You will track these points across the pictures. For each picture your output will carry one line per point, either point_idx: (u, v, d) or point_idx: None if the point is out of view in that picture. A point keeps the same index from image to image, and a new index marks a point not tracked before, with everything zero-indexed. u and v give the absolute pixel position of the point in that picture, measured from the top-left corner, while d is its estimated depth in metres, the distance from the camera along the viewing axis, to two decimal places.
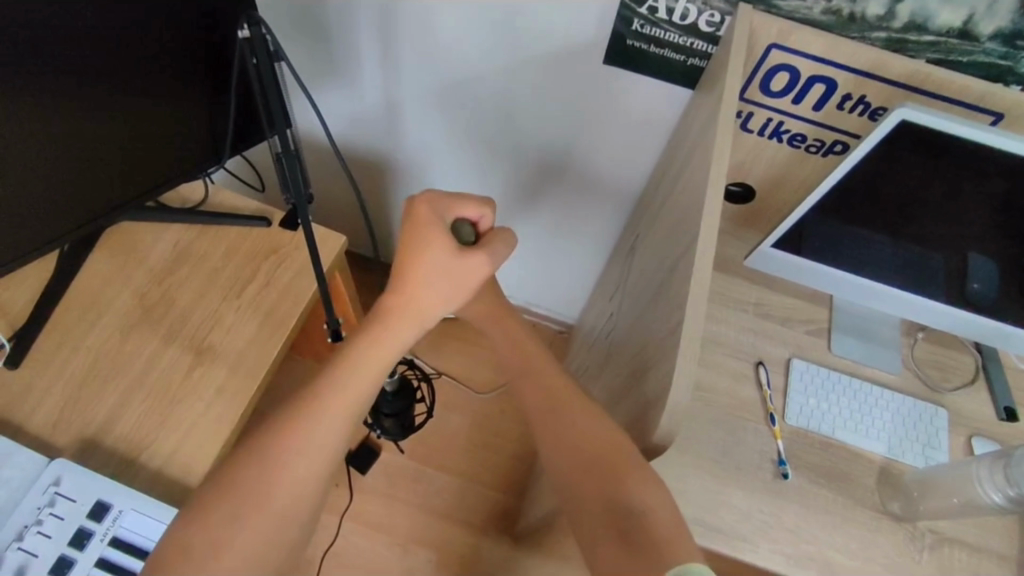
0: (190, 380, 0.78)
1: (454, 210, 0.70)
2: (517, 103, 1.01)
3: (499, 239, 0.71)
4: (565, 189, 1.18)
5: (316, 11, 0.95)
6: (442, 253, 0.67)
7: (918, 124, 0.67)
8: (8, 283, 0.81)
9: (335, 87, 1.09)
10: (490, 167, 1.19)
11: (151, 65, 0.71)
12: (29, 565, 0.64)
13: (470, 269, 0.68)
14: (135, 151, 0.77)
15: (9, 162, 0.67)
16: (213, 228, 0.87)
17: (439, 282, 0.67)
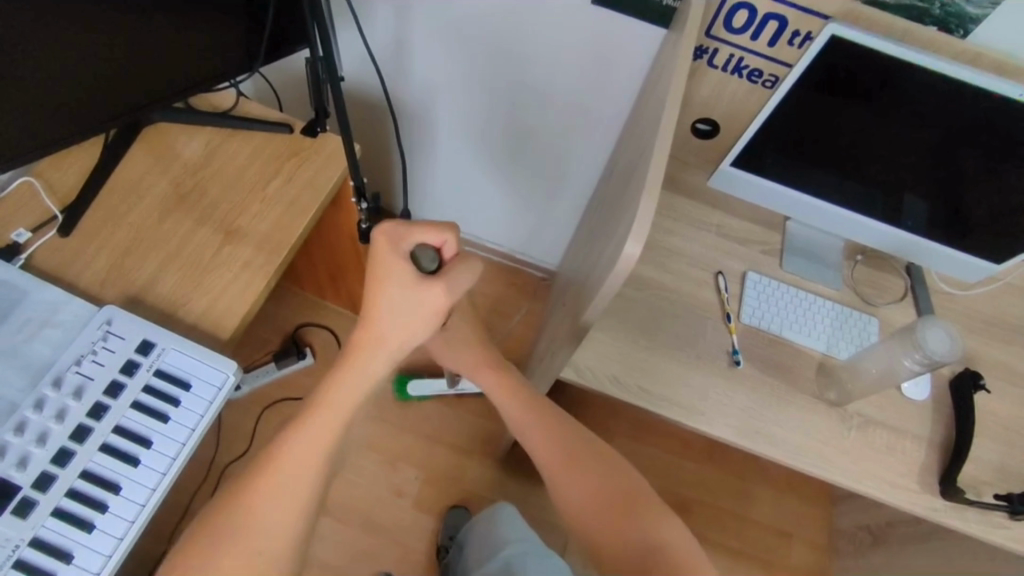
0: (220, 255, 0.87)
1: (415, 236, 0.71)
2: (514, 42, 1.12)
3: (459, 269, 0.71)
4: (551, 134, 1.30)
5: None
6: (396, 285, 0.70)
7: (846, 39, 0.80)
8: (58, 165, 0.91)
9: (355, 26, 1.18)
10: (481, 116, 1.31)
11: None
12: (86, 385, 0.73)
13: (422, 296, 0.70)
14: (168, 56, 0.86)
15: (55, 55, 0.76)
16: (241, 132, 0.97)
17: (395, 311, 0.71)
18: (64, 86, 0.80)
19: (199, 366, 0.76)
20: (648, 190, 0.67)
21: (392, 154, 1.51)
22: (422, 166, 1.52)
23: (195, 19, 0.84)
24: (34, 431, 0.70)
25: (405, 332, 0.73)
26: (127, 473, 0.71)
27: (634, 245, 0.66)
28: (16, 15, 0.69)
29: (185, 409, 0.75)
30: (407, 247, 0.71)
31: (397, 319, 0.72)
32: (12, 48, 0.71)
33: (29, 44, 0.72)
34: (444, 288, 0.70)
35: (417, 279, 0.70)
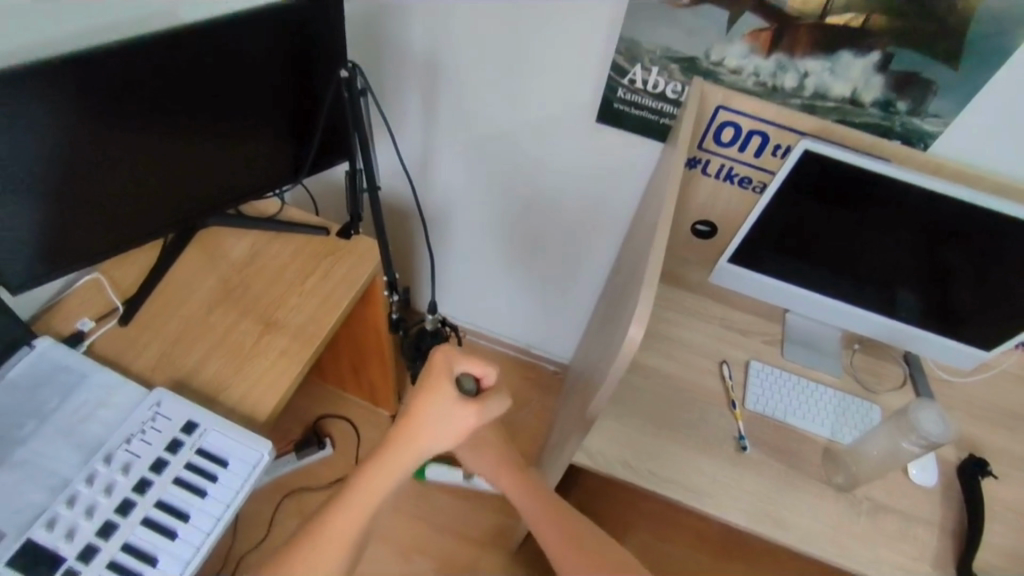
0: (260, 343, 0.96)
1: (462, 363, 0.78)
2: (528, 155, 1.26)
3: (495, 399, 0.79)
4: (562, 236, 1.41)
5: (387, 84, 1.23)
6: (437, 405, 0.76)
7: (821, 153, 0.91)
8: (123, 263, 1.02)
9: (389, 143, 1.35)
10: (498, 219, 1.44)
11: (256, 105, 0.93)
12: (134, 462, 0.79)
13: (458, 419, 0.76)
14: (227, 168, 0.99)
15: (134, 162, 0.88)
16: (284, 234, 1.09)
17: (432, 424, 0.76)
18: (136, 189, 0.92)
19: (237, 445, 0.82)
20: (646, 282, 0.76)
21: (416, 254, 1.63)
22: (442, 265, 1.64)
23: (255, 138, 0.98)
24: (83, 504, 0.76)
25: (435, 446, 0.77)
26: (164, 546, 0.75)
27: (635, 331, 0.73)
28: (107, 125, 0.82)
29: (222, 485, 0.80)
30: (453, 375, 0.77)
31: (429, 434, 0.77)
32: (100, 153, 0.84)
33: (111, 154, 0.85)
34: (479, 413, 0.77)
35: (458, 405, 0.76)
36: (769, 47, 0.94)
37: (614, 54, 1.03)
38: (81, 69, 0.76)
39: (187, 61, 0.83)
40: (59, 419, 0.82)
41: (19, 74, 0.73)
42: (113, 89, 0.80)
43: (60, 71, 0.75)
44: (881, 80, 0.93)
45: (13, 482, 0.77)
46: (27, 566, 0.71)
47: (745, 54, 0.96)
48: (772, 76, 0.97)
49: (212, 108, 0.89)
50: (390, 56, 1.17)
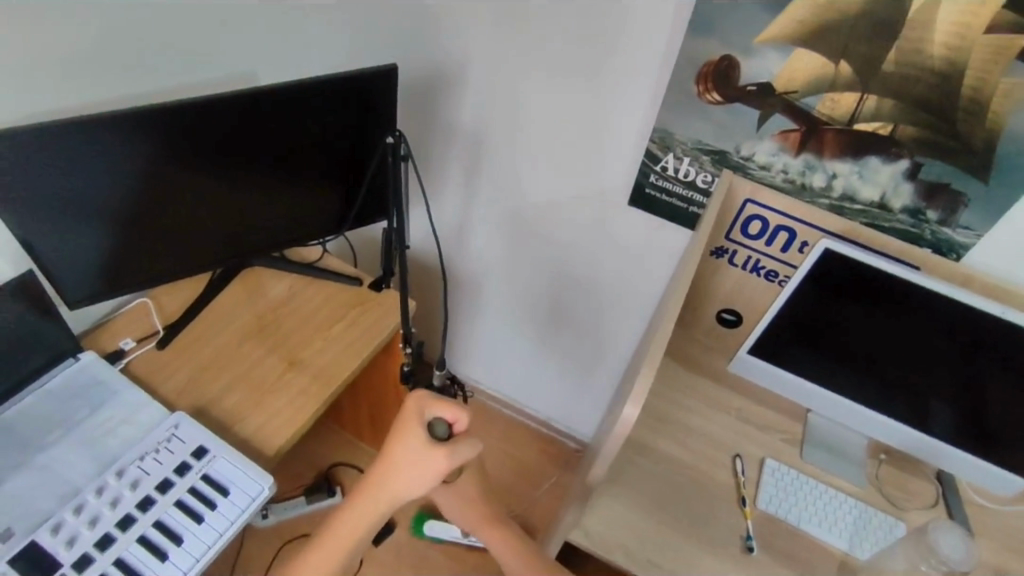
0: (281, 380, 1.00)
1: (434, 408, 0.74)
2: (559, 229, 1.30)
3: (467, 445, 0.74)
4: (588, 312, 1.43)
5: (432, 154, 1.32)
6: (407, 452, 0.72)
7: (840, 253, 0.90)
8: (170, 291, 1.09)
9: (431, 209, 1.43)
10: (528, 287, 1.47)
11: (311, 161, 1.02)
12: (142, 479, 0.83)
13: (428, 464, 0.71)
14: (276, 215, 1.07)
15: (195, 201, 0.97)
16: (320, 280, 1.15)
17: (400, 472, 0.72)
18: (194, 226, 1.00)
19: (240, 476, 0.85)
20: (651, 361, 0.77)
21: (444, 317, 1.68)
22: (468, 327, 1.66)
23: (306, 191, 1.06)
24: (89, 513, 0.79)
25: (406, 493, 0.73)
26: (153, 566, 0.78)
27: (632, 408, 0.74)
28: (181, 167, 0.91)
29: (220, 514, 0.83)
30: (425, 420, 0.73)
31: (399, 482, 0.73)
32: (169, 191, 0.93)
33: (178, 192, 0.94)
34: (449, 456, 0.72)
35: (427, 452, 0.71)
36: (798, 147, 0.97)
37: (649, 142, 1.08)
38: (169, 117, 0.86)
39: (257, 117, 0.92)
40: (85, 430, 0.88)
41: (120, 118, 0.82)
42: (192, 136, 0.89)
43: (152, 117, 0.85)
44: (909, 187, 0.94)
45: (32, 484, 0.82)
46: (25, 567, 0.75)
47: (775, 152, 0.98)
48: (800, 174, 1.00)
49: (271, 159, 0.98)
50: (440, 129, 1.26)
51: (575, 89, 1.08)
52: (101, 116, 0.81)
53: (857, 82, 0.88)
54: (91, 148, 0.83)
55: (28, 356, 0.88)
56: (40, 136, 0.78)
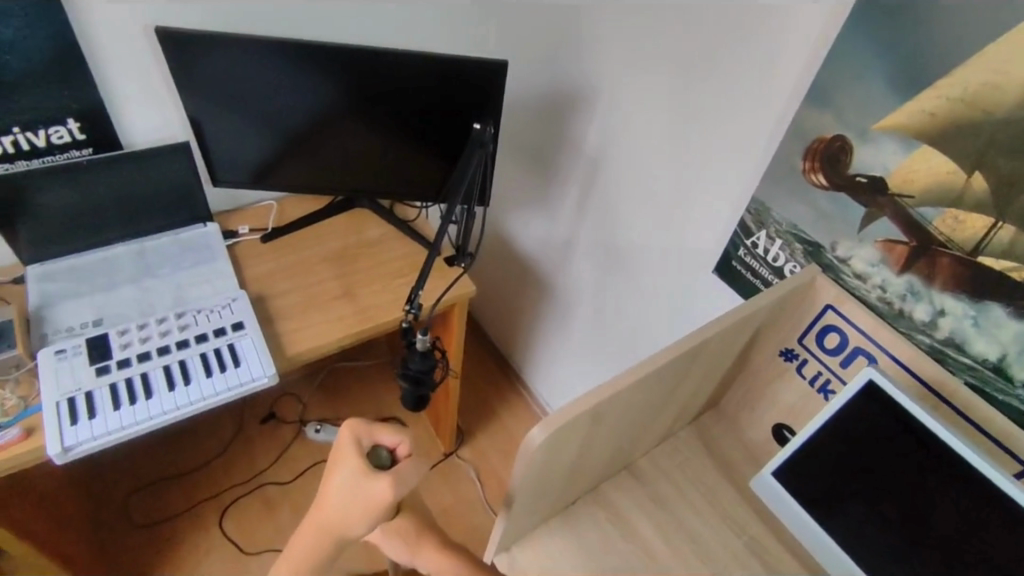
0: (328, 301, 1.12)
1: (374, 433, 0.64)
2: (628, 262, 1.28)
3: (412, 466, 0.63)
4: (624, 350, 1.39)
5: (544, 156, 1.37)
6: (344, 478, 0.60)
7: (882, 390, 0.74)
8: (297, 204, 1.30)
9: (531, 207, 1.49)
10: (611, 325, 1.40)
11: (424, 129, 1.13)
12: (192, 325, 1.00)
13: (369, 496, 0.59)
14: (387, 167, 1.20)
15: (325, 133, 1.14)
16: (407, 236, 1.25)
17: (336, 503, 0.61)
18: (320, 154, 1.18)
19: (255, 356, 0.97)
20: (587, 398, 0.69)
21: (516, 315, 1.72)
22: (549, 345, 1.64)
23: (416, 155, 1.17)
24: (146, 333, 0.98)
25: (355, 527, 0.61)
26: (162, 391, 0.92)
27: (540, 433, 0.68)
28: (319, 101, 1.08)
29: (226, 377, 0.95)
30: (364, 445, 0.63)
31: (339, 516, 0.61)
32: (307, 117, 1.11)
33: (314, 121, 1.12)
34: (391, 488, 0.60)
35: (364, 479, 0.60)
36: (903, 264, 0.80)
37: (745, 212, 0.98)
38: (318, 57, 1.02)
39: (384, 82, 1.06)
40: (179, 276, 1.09)
41: (282, 48, 1.01)
42: (332, 78, 1.05)
43: (305, 54, 1.02)
44: None
45: (129, 296, 1.04)
46: (90, 349, 0.95)
47: (875, 262, 0.83)
48: (898, 297, 0.83)
49: (389, 121, 1.12)
50: (564, 139, 1.30)
51: (690, 136, 1.03)
52: (268, 42, 1.00)
53: (990, 203, 0.70)
54: (255, 67, 1.03)
55: (174, 210, 1.14)
56: (224, 45, 1.00)
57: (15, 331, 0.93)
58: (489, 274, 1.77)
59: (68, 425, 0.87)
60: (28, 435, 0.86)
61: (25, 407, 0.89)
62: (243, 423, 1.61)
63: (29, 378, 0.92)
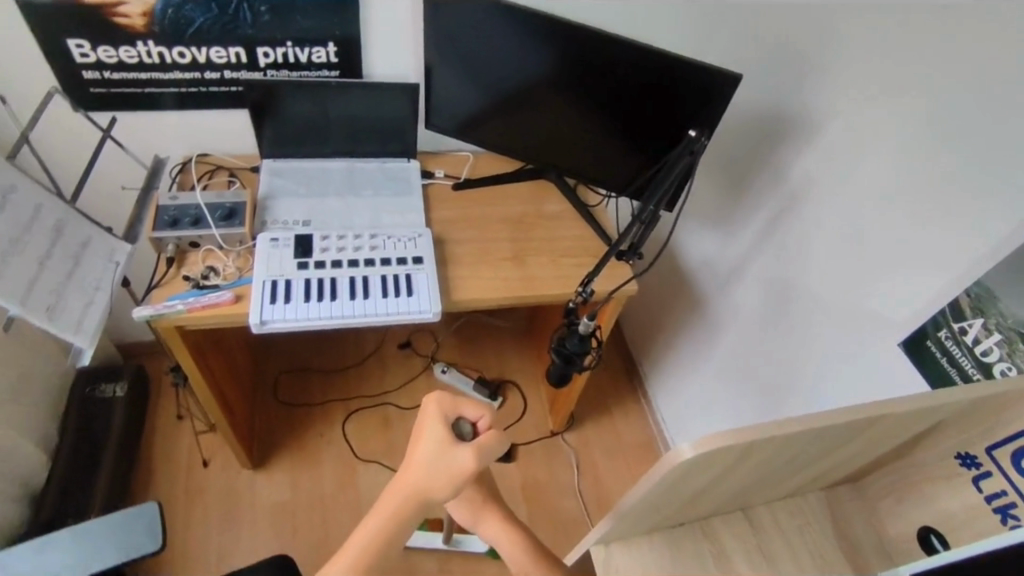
0: (497, 260, 1.17)
1: (459, 407, 0.69)
2: (799, 310, 1.22)
3: (494, 442, 0.68)
4: (762, 395, 1.34)
5: (742, 176, 1.32)
6: (434, 445, 0.66)
7: None
8: (489, 162, 1.36)
9: (709, 223, 1.45)
10: (760, 362, 1.33)
11: (632, 123, 1.13)
12: (380, 248, 1.10)
13: (455, 463, 0.65)
14: (582, 149, 1.22)
15: (536, 104, 1.18)
16: (583, 219, 1.27)
17: (424, 469, 0.66)
18: (525, 121, 1.23)
19: (427, 292, 1.06)
20: (745, 433, 0.66)
21: (656, 322, 1.71)
22: (685, 363, 1.59)
23: (615, 144, 1.18)
24: (342, 242, 1.09)
25: (439, 494, 0.66)
26: (345, 297, 1.03)
27: (689, 451, 0.66)
28: (542, 73, 1.12)
29: (398, 302, 1.04)
30: (449, 417, 0.68)
31: (428, 485, 0.66)
32: (526, 85, 1.16)
33: (531, 90, 1.16)
34: (472, 458, 0.66)
35: (450, 449, 0.66)
36: None
37: (962, 294, 0.91)
38: (555, 31, 1.05)
39: (611, 72, 1.07)
40: (379, 201, 1.19)
41: (527, 17, 1.05)
42: (561, 53, 1.08)
43: (544, 27, 1.05)
44: None
45: (336, 208, 1.16)
46: (296, 242, 1.07)
47: None
48: None
49: (603, 110, 1.14)
50: (772, 165, 1.24)
51: (931, 199, 0.94)
52: (515, 9, 1.04)
53: None
54: (495, 29, 1.09)
55: (389, 142, 1.25)
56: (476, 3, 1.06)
57: (245, 212, 1.07)
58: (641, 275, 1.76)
59: (268, 303, 0.99)
60: (236, 301, 1.00)
61: (239, 277, 1.04)
62: (384, 345, 1.76)
63: (247, 254, 1.07)
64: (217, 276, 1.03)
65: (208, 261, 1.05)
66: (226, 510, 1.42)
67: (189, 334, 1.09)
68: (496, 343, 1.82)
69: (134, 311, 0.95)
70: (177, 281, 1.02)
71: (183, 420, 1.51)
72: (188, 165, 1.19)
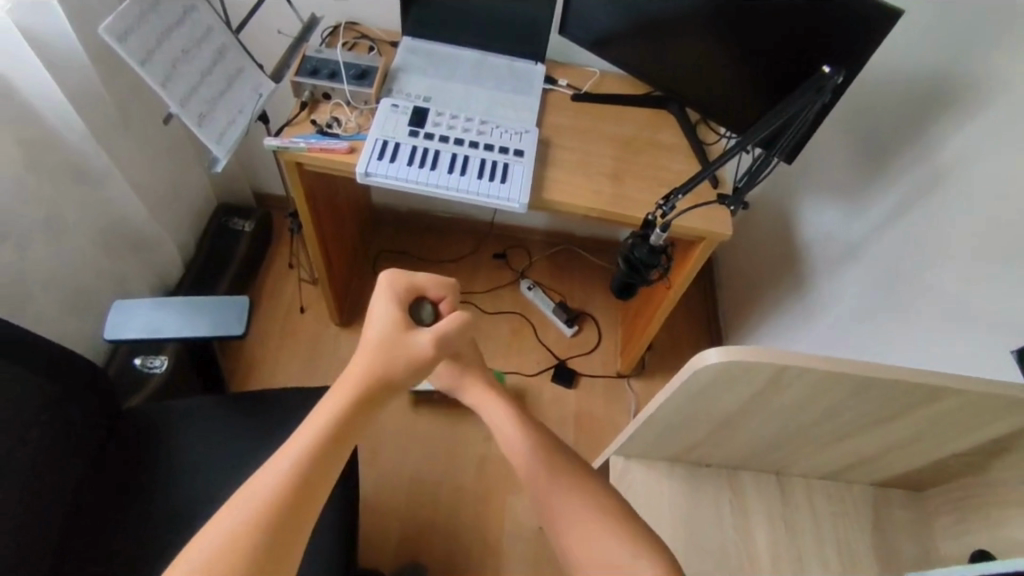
0: (596, 171, 1.16)
1: (417, 287, 0.71)
2: (908, 300, 1.09)
3: (451, 317, 0.70)
4: None
5: (885, 145, 1.19)
6: (395, 320, 0.67)
7: None
8: (616, 81, 1.34)
9: (834, 193, 1.33)
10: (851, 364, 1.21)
11: (764, 58, 1.06)
12: (486, 134, 1.14)
13: (417, 336, 0.67)
14: (710, 81, 1.17)
15: (672, 22, 1.14)
16: (694, 154, 1.22)
17: (385, 340, 0.65)
18: (658, 39, 1.19)
19: (520, 182, 1.09)
20: (783, 356, 0.64)
21: (753, 292, 1.62)
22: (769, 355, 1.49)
23: (742, 81, 1.12)
24: (453, 122, 1.15)
25: (401, 370, 0.65)
26: (443, 171, 1.09)
27: (715, 356, 0.65)
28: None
29: (490, 186, 1.08)
30: (408, 298, 0.70)
31: (395, 365, 0.64)
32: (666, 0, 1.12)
33: (670, 5, 1.12)
34: (436, 345, 0.67)
35: (410, 331, 0.67)
36: None
37: None
38: None
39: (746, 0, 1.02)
40: (499, 94, 1.23)
41: None
42: None
43: None
44: None
45: (456, 91, 1.22)
46: (412, 111, 1.14)
47: None
48: None
49: (733, 41, 1.08)
50: (924, 134, 1.10)
51: None
52: None
53: None
54: None
55: (521, 40, 1.27)
56: None
57: (375, 76, 1.16)
58: (751, 240, 1.66)
59: (375, 158, 1.08)
60: (349, 151, 1.10)
61: (357, 132, 1.13)
62: (478, 251, 1.84)
63: (368, 115, 1.16)
64: (340, 127, 1.13)
65: (334, 112, 1.15)
66: (309, 353, 1.59)
67: (308, 177, 1.22)
68: (584, 276, 1.84)
69: (266, 139, 1.08)
70: (306, 123, 1.13)
71: (293, 269, 1.70)
72: (338, 30, 1.29)
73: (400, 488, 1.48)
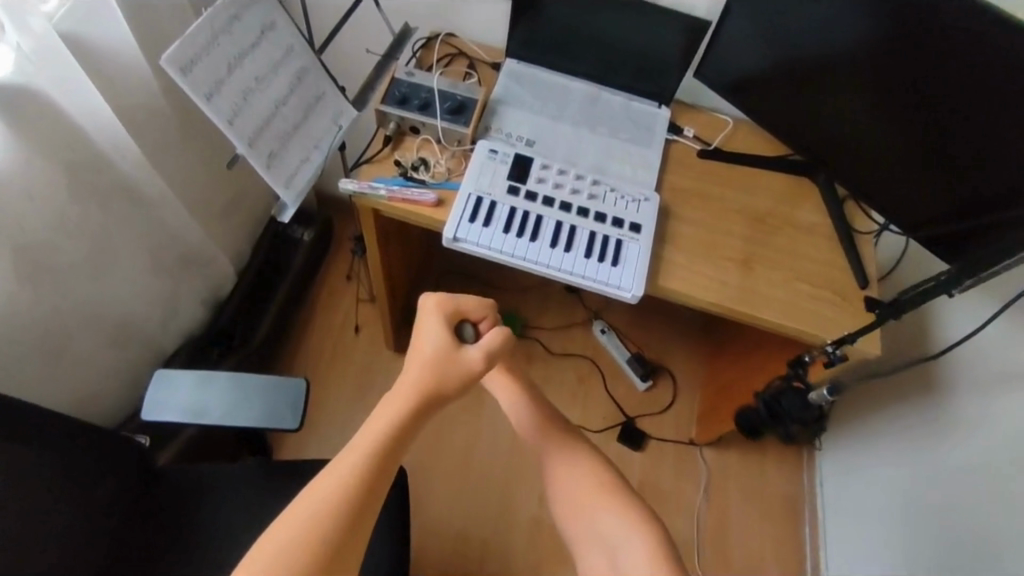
0: (722, 255, 0.97)
1: (461, 303, 0.65)
2: None
3: (497, 338, 0.64)
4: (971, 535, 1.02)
5: None
6: (442, 342, 0.62)
7: None
8: (753, 134, 1.12)
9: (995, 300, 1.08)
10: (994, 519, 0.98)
11: (963, 154, 0.83)
12: (597, 198, 0.97)
13: (466, 362, 0.62)
14: (878, 162, 0.95)
15: (841, 86, 0.93)
16: (841, 242, 1.01)
17: (432, 359, 0.61)
18: (817, 102, 0.98)
19: (636, 267, 0.92)
20: None
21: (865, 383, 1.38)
22: (877, 462, 1.29)
23: (924, 173, 0.90)
24: (559, 178, 0.97)
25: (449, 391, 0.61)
26: (545, 243, 0.93)
27: None
28: (865, 56, 0.88)
29: (598, 268, 0.92)
30: (451, 316, 0.65)
31: (444, 385, 0.61)
32: (840, 62, 0.91)
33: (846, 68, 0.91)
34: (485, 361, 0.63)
35: (460, 349, 0.63)
36: None
37: None
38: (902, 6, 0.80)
39: (980, 75, 0.77)
40: (614, 143, 1.04)
41: None
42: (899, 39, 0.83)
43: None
44: None
45: (564, 134, 1.03)
46: (512, 160, 0.97)
47: None
48: None
49: (935, 122, 0.85)
50: None
51: None
52: None
53: None
54: None
55: (644, 78, 1.06)
56: None
57: (473, 111, 0.98)
58: None
59: (466, 220, 0.92)
60: (437, 205, 0.94)
61: (446, 179, 0.96)
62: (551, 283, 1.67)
63: (461, 158, 0.99)
64: (427, 171, 0.96)
65: (422, 151, 0.98)
66: (360, 382, 1.46)
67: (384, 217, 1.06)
68: (664, 324, 1.65)
69: (342, 181, 0.92)
70: (388, 162, 0.96)
71: (350, 284, 1.57)
72: (432, 42, 1.11)
73: (443, 544, 1.36)
